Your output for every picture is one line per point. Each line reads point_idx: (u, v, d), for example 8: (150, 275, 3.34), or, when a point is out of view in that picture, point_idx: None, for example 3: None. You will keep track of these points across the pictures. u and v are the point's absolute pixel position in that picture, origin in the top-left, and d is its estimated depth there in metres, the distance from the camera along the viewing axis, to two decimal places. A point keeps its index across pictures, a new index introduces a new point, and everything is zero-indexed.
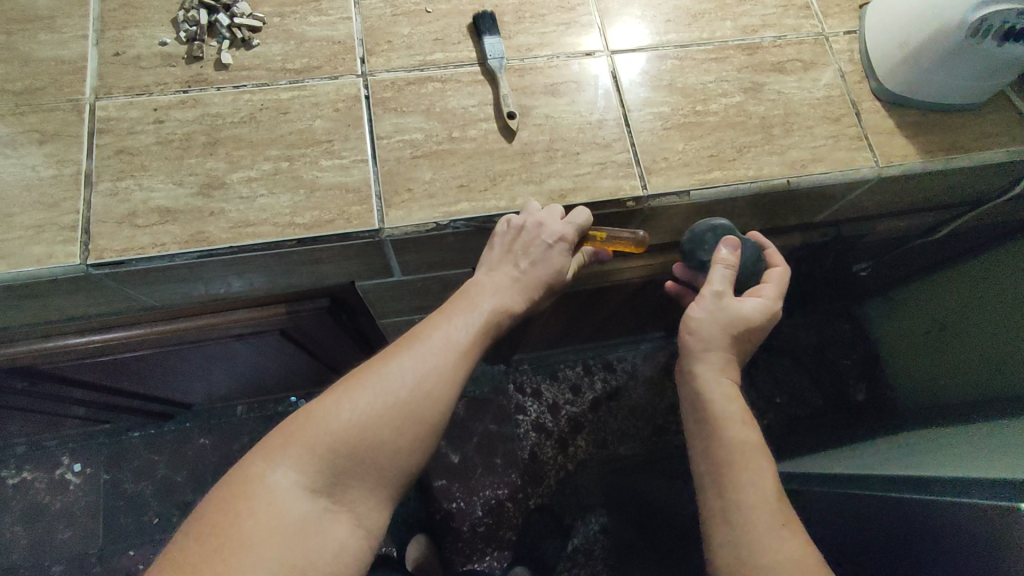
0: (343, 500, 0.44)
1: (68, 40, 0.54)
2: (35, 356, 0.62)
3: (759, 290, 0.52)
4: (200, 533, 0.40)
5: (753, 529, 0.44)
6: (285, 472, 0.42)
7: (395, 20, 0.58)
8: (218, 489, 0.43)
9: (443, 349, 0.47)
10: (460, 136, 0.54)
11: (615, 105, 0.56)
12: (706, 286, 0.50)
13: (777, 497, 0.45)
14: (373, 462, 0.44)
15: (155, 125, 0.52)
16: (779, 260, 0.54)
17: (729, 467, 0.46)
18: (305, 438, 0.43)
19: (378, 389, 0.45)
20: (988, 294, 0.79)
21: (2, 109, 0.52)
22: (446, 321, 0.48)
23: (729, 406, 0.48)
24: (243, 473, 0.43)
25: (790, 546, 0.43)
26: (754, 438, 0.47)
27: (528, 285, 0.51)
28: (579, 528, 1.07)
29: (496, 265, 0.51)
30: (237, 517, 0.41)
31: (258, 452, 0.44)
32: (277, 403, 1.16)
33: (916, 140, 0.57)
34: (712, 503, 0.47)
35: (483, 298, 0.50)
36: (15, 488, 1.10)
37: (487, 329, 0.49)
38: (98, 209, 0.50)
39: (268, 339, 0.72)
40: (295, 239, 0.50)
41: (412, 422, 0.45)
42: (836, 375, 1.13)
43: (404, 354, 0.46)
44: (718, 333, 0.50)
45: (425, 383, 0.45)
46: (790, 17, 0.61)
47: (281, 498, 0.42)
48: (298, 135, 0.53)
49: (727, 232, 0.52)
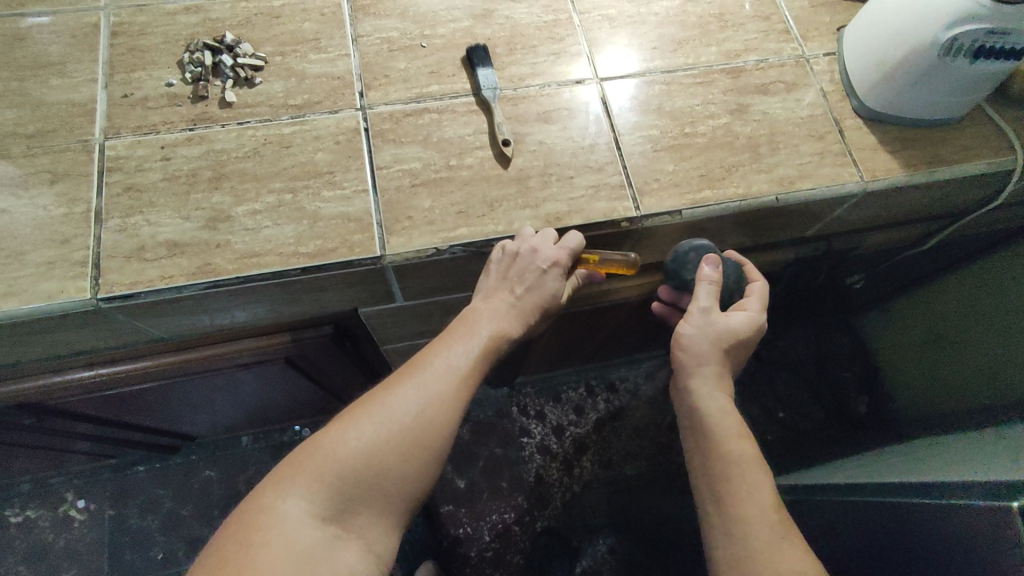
0: (353, 527, 0.44)
1: (79, 84, 0.57)
2: (44, 392, 0.63)
3: (743, 304, 0.54)
4: (213, 564, 0.41)
5: (754, 541, 0.44)
6: (295, 501, 0.43)
7: (392, 56, 0.60)
8: (231, 521, 0.44)
9: (445, 375, 0.48)
10: (457, 164, 0.56)
11: (606, 130, 0.58)
12: (694, 304, 0.52)
13: (778, 509, 0.45)
14: (381, 487, 0.45)
15: (162, 162, 0.54)
16: (758, 275, 0.56)
17: (728, 480, 0.47)
18: (313, 467, 0.44)
19: (382, 416, 0.46)
20: (983, 304, 0.80)
21: (15, 151, 0.54)
22: (446, 348, 0.49)
23: (726, 419, 0.49)
24: (255, 504, 0.43)
25: (795, 557, 0.43)
26: (751, 450, 0.48)
27: (524, 311, 0.52)
28: (586, 550, 1.06)
29: (492, 292, 0.52)
30: (251, 547, 0.41)
31: (269, 482, 0.44)
32: (281, 433, 1.16)
33: (898, 155, 0.59)
34: (710, 517, 0.47)
35: (483, 324, 0.51)
36: (18, 527, 1.09)
37: (486, 354, 0.50)
38: (107, 245, 0.51)
39: (273, 368, 0.73)
40: (300, 268, 0.51)
41: (417, 448, 0.45)
42: (837, 388, 1.13)
43: (406, 381, 0.47)
44: (708, 347, 0.51)
45: (428, 409, 0.46)
46: (772, 41, 0.64)
47: (291, 527, 0.42)
48: (300, 168, 0.55)
49: (707, 251, 0.54)
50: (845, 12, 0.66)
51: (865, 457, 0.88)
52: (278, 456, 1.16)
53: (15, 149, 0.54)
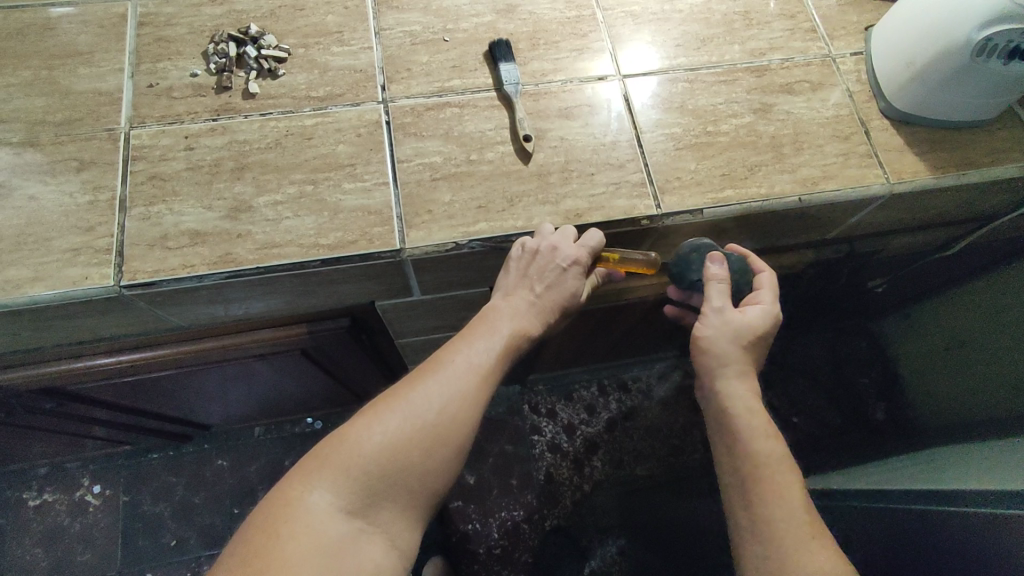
0: (378, 521, 0.45)
1: (105, 74, 0.57)
2: (65, 376, 0.64)
3: (755, 297, 0.53)
4: (242, 555, 0.41)
5: (783, 541, 0.44)
6: (322, 494, 0.43)
7: (415, 49, 0.60)
8: (257, 513, 0.44)
9: (467, 372, 0.48)
10: (478, 159, 0.56)
11: (628, 128, 0.58)
12: (706, 305, 0.52)
13: (807, 512, 0.45)
14: (405, 482, 0.45)
15: (186, 152, 0.55)
16: (762, 264, 0.55)
17: (757, 481, 0.46)
18: (340, 460, 0.44)
19: (406, 412, 0.46)
20: (998, 312, 0.79)
21: (43, 139, 0.54)
22: (467, 345, 0.49)
23: (755, 419, 0.49)
24: (281, 496, 0.43)
25: (823, 560, 0.42)
26: (780, 451, 0.47)
27: (545, 308, 0.52)
28: (596, 550, 1.05)
29: (512, 289, 0.52)
30: (279, 539, 0.41)
31: (293, 475, 0.44)
32: (293, 425, 1.17)
33: (926, 157, 0.58)
34: (738, 517, 0.47)
35: (503, 322, 0.51)
36: (36, 510, 1.11)
37: (508, 352, 0.50)
38: (131, 233, 0.52)
39: (289, 359, 0.74)
40: (320, 260, 0.51)
41: (441, 444, 0.46)
42: (853, 394, 1.12)
43: (429, 377, 0.47)
44: (728, 346, 0.51)
45: (451, 405, 0.46)
46: (797, 40, 0.63)
47: (318, 519, 0.42)
48: (322, 160, 0.55)
49: (709, 249, 0.53)
50: (873, 11, 0.65)
51: (882, 465, 0.87)
52: (290, 447, 1.16)
53: (43, 137, 0.54)
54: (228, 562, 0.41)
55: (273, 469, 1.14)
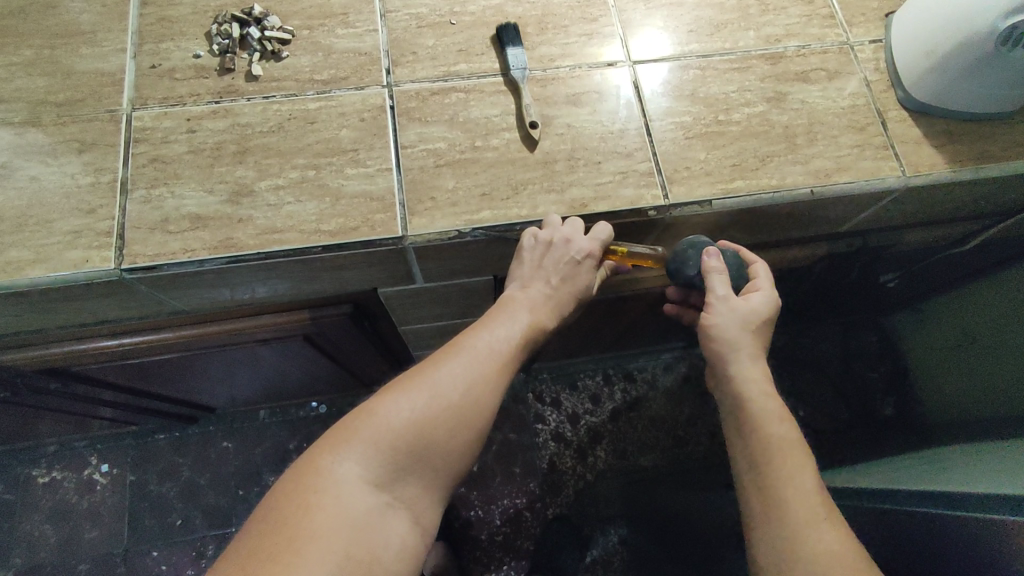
0: (402, 497, 0.44)
1: (108, 54, 0.56)
2: (70, 357, 0.64)
3: (751, 285, 0.52)
4: (272, 522, 0.40)
5: (794, 520, 0.43)
6: (350, 465, 0.42)
7: (421, 32, 0.59)
8: (280, 484, 0.43)
9: (490, 357, 0.47)
10: (483, 145, 0.55)
11: (637, 115, 0.57)
12: (711, 296, 0.51)
13: (819, 492, 0.44)
14: (430, 460, 0.44)
15: (188, 134, 0.54)
16: (754, 256, 0.54)
17: (768, 462, 0.45)
18: (368, 433, 0.43)
19: (432, 390, 0.45)
20: (1012, 307, 0.77)
21: (45, 119, 0.54)
22: (488, 329, 0.49)
23: (768, 402, 0.48)
24: (309, 467, 0.42)
25: (832, 538, 0.42)
26: (792, 434, 0.46)
27: (561, 300, 0.53)
28: (597, 539, 1.06)
29: (528, 280, 0.52)
30: (307, 508, 0.40)
31: (319, 448, 0.43)
32: (298, 409, 1.18)
33: (944, 150, 0.56)
34: (750, 503, 0.46)
35: (521, 312, 0.51)
36: (45, 487, 1.13)
37: (527, 339, 0.50)
38: (132, 216, 0.51)
39: (292, 344, 0.74)
40: (321, 246, 0.51)
41: (466, 424, 0.45)
42: (861, 389, 1.11)
43: (453, 358, 0.47)
44: (739, 332, 0.50)
45: (475, 386, 0.46)
46: (815, 27, 0.61)
47: (347, 491, 0.41)
48: (324, 144, 0.54)
49: (706, 245, 0.53)
50: None
51: (889, 464, 0.86)
52: (295, 431, 1.17)
53: (45, 117, 0.54)
54: (254, 531, 0.40)
55: (277, 452, 1.15)
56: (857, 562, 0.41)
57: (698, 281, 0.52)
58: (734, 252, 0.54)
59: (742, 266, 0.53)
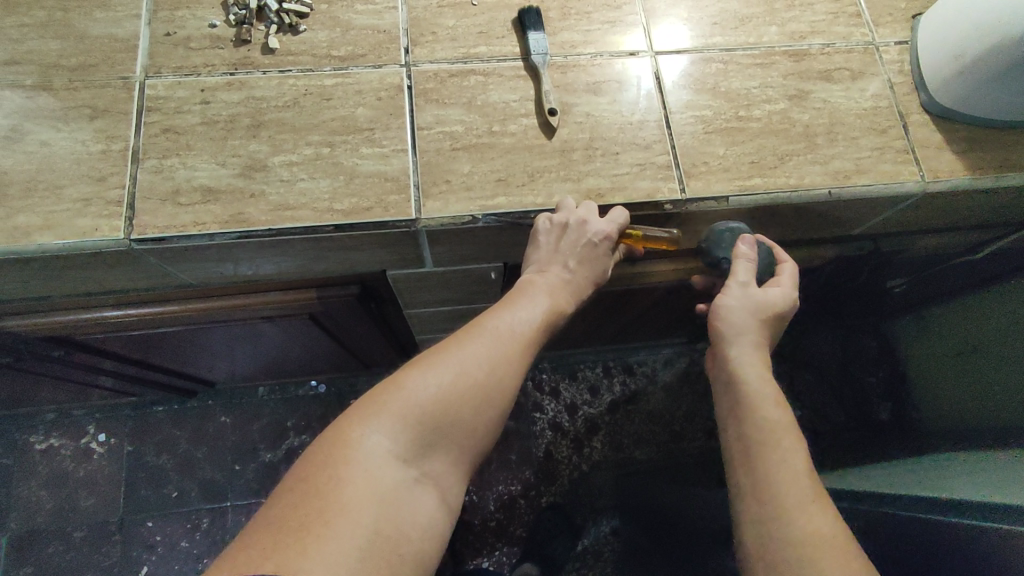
0: (428, 472, 0.43)
1: (122, 19, 0.55)
2: (74, 326, 0.64)
3: (775, 282, 0.52)
4: (300, 494, 0.39)
5: (783, 503, 0.43)
6: (378, 439, 0.41)
7: (441, 12, 0.58)
8: (305, 456, 0.42)
9: (513, 338, 0.47)
10: (500, 131, 0.54)
11: (657, 107, 0.56)
12: (731, 279, 0.51)
13: (809, 476, 0.44)
14: (456, 437, 0.44)
15: (202, 105, 0.53)
16: (787, 257, 0.54)
17: (758, 443, 0.45)
18: (396, 407, 0.42)
19: (457, 367, 0.44)
20: (1011, 318, 0.77)
21: (56, 83, 0.53)
22: (509, 311, 0.49)
23: (767, 387, 0.48)
24: (335, 439, 0.41)
25: (822, 522, 0.42)
26: (786, 418, 0.46)
27: (576, 287, 0.53)
28: (591, 529, 1.08)
29: (546, 264, 0.51)
30: (336, 480, 0.39)
31: (345, 419, 0.42)
32: (297, 387, 1.18)
33: (965, 156, 0.55)
34: (739, 481, 0.46)
35: (542, 296, 0.50)
36: (42, 454, 1.13)
37: (548, 322, 0.50)
38: (142, 186, 0.51)
39: (296, 322, 0.73)
40: (333, 225, 0.50)
41: (489, 402, 0.45)
42: (860, 393, 1.13)
43: (477, 337, 0.46)
44: (746, 318, 0.50)
45: (499, 365, 0.46)
46: (840, 25, 0.60)
47: (376, 464, 0.41)
48: (340, 122, 0.53)
49: (743, 232, 0.52)
50: None
51: (887, 470, 0.87)
52: (293, 409, 1.17)
53: (56, 81, 0.53)
54: (278, 505, 0.39)
55: (274, 429, 1.15)
56: (848, 545, 0.41)
57: (722, 265, 0.52)
58: (768, 248, 0.53)
59: (771, 262, 0.53)
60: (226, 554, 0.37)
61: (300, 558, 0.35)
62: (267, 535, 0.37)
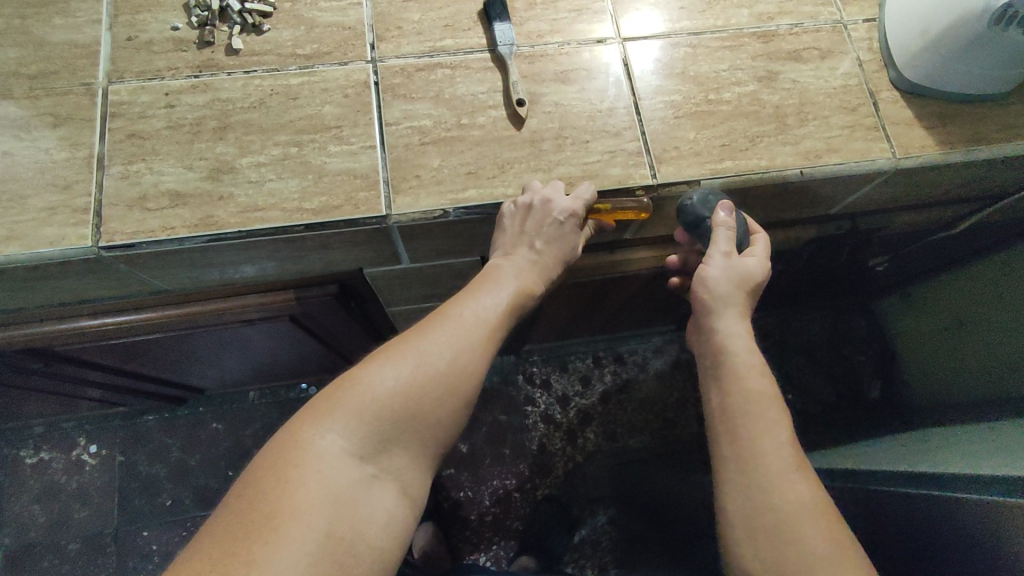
0: (388, 468, 0.43)
1: (82, 24, 0.55)
2: (51, 337, 0.63)
3: (749, 250, 0.52)
4: (250, 498, 0.39)
5: (765, 470, 0.43)
6: (333, 438, 0.41)
7: (406, 6, 0.57)
8: (259, 457, 0.42)
9: (476, 327, 0.47)
10: (469, 123, 0.54)
11: (626, 93, 0.56)
12: (714, 247, 0.50)
13: (790, 446, 0.44)
14: (418, 430, 0.44)
15: (166, 109, 0.53)
16: (758, 227, 0.53)
17: (743, 412, 0.45)
18: (352, 404, 0.42)
19: (418, 359, 0.44)
20: (1002, 286, 0.77)
21: (17, 92, 0.52)
22: (473, 298, 0.49)
23: (750, 355, 0.48)
24: (289, 439, 0.41)
25: (801, 490, 0.42)
26: (770, 387, 0.46)
27: (546, 264, 0.53)
28: (586, 520, 1.08)
29: (512, 247, 0.52)
30: (288, 483, 0.39)
31: (300, 418, 0.42)
32: (287, 391, 1.17)
33: (935, 131, 0.55)
34: (721, 452, 0.46)
35: (509, 279, 0.51)
36: (33, 468, 1.12)
37: (514, 308, 0.50)
38: (109, 193, 0.50)
39: (278, 325, 0.73)
40: (304, 225, 0.50)
41: (452, 393, 0.45)
42: (850, 373, 1.13)
43: (439, 328, 0.46)
44: (731, 288, 0.50)
45: (462, 356, 0.45)
46: (809, 4, 0.60)
47: (330, 464, 0.41)
48: (307, 121, 0.53)
49: (720, 200, 0.51)
50: None
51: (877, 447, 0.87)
52: (284, 412, 1.17)
53: (17, 90, 0.52)
54: (229, 513, 0.39)
55: (266, 432, 1.15)
56: (826, 515, 0.41)
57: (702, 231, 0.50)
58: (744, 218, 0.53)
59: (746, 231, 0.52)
60: (177, 561, 0.37)
61: (246, 567, 0.35)
62: (215, 541, 0.37)
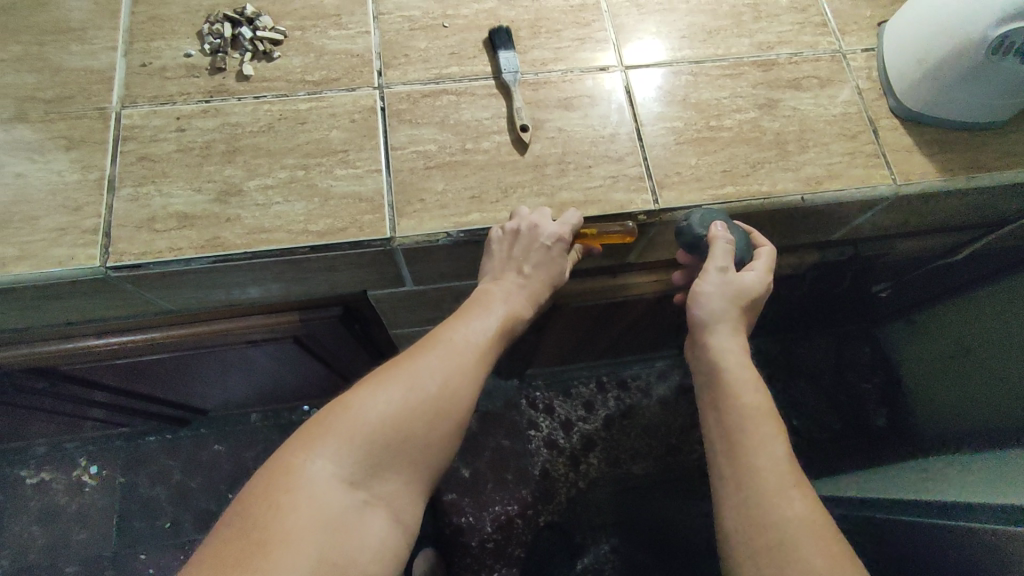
0: (381, 494, 0.43)
1: (98, 51, 0.56)
2: (56, 356, 0.63)
3: (751, 265, 0.52)
4: (240, 526, 0.39)
5: (763, 487, 0.42)
6: (323, 464, 0.41)
7: (413, 35, 0.59)
8: (250, 485, 0.41)
9: (467, 350, 0.47)
10: (474, 148, 0.54)
11: (628, 120, 0.56)
12: (710, 262, 0.50)
13: (789, 461, 0.44)
14: (410, 453, 0.44)
15: (177, 133, 0.54)
16: (764, 240, 0.54)
17: (740, 431, 0.45)
18: (342, 429, 0.42)
19: (408, 383, 0.44)
20: (1005, 314, 0.76)
21: (33, 116, 0.54)
22: (464, 323, 0.49)
23: (743, 370, 0.48)
24: (280, 466, 0.41)
25: (800, 506, 0.41)
26: (765, 404, 0.46)
27: (533, 289, 0.53)
28: (590, 549, 1.05)
29: (500, 271, 0.52)
30: (279, 509, 0.39)
31: (291, 445, 0.42)
32: (290, 413, 1.17)
33: (935, 158, 0.56)
34: (721, 471, 0.45)
35: (498, 304, 0.50)
36: (33, 489, 1.12)
37: (504, 331, 0.50)
38: (118, 214, 0.51)
39: (281, 346, 0.73)
40: (309, 247, 0.51)
41: (443, 415, 0.45)
42: (855, 402, 1.12)
43: (430, 352, 0.46)
44: (725, 305, 0.50)
45: (453, 379, 0.45)
46: (807, 34, 0.61)
47: (321, 489, 0.40)
48: (314, 145, 0.54)
49: (718, 219, 0.52)
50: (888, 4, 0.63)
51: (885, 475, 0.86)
52: (286, 434, 1.16)
53: (33, 114, 0.54)
54: (219, 542, 0.38)
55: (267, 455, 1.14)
56: (827, 531, 0.40)
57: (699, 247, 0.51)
58: (745, 231, 0.53)
59: (748, 247, 0.52)
60: None
61: None
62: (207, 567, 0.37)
